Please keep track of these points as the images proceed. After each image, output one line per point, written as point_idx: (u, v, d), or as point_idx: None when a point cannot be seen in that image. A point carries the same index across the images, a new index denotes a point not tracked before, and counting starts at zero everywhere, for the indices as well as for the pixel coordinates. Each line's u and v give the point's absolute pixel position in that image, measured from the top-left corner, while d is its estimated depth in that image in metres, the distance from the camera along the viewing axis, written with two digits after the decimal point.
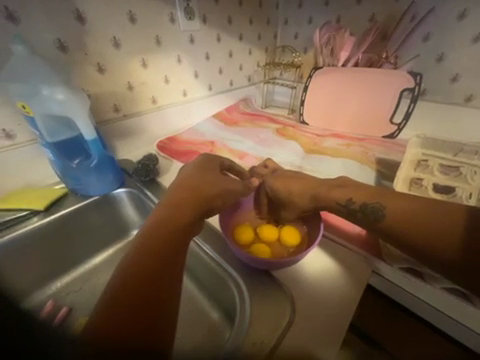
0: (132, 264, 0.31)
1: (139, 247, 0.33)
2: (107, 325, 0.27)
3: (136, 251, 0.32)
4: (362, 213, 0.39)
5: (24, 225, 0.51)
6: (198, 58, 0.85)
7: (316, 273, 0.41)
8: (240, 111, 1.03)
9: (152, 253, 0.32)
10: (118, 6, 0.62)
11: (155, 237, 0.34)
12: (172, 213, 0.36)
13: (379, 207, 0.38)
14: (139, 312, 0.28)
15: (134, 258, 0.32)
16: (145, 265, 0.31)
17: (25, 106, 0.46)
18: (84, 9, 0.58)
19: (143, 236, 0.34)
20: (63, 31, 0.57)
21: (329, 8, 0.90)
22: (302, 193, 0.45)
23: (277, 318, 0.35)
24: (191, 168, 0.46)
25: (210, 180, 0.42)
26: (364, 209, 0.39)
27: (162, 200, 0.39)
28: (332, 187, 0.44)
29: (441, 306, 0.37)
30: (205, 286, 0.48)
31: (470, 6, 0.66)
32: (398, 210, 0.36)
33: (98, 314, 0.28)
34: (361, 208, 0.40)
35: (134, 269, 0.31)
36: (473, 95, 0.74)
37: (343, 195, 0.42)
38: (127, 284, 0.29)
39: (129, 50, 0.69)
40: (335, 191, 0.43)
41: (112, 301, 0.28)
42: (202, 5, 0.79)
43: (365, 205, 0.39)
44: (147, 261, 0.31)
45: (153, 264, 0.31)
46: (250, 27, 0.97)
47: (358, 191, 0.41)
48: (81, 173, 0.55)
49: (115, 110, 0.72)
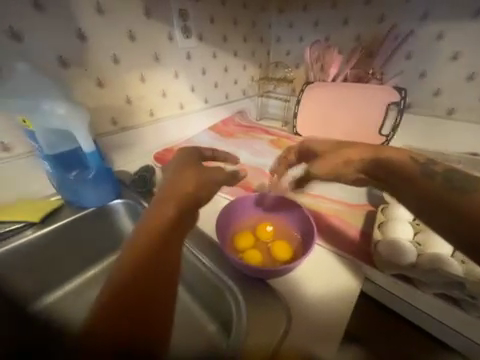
0: (136, 265, 0.31)
1: (146, 248, 0.32)
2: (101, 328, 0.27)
3: (144, 256, 0.32)
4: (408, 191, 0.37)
5: (14, 239, 0.50)
6: (194, 73, 0.89)
7: (311, 282, 0.41)
8: (236, 123, 1.06)
9: (163, 257, 0.33)
10: (118, 26, 0.66)
11: (164, 240, 0.34)
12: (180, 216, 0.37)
13: (421, 189, 0.37)
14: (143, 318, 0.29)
15: (139, 260, 0.32)
16: (154, 271, 0.31)
17: (25, 120, 0.48)
18: (85, 28, 0.61)
19: (146, 238, 0.33)
20: (65, 49, 0.59)
21: (318, 28, 0.96)
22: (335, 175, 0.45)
23: (274, 326, 0.35)
24: (174, 170, 0.46)
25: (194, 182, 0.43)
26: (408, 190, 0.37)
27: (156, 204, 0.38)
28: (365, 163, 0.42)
29: (434, 312, 0.38)
30: (201, 298, 0.48)
31: (446, 28, 0.72)
32: (450, 184, 0.36)
33: (89, 316, 0.28)
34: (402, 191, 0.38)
35: (141, 273, 0.31)
36: (455, 109, 0.78)
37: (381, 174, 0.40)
38: (134, 290, 0.30)
39: (129, 66, 0.71)
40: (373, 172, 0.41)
41: (113, 306, 0.28)
42: (199, 24, 0.83)
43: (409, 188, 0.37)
44: (161, 265, 0.32)
45: (160, 270, 0.32)
46: (244, 44, 1.02)
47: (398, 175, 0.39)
48: (78, 184, 0.55)
49: (113, 123, 0.74)
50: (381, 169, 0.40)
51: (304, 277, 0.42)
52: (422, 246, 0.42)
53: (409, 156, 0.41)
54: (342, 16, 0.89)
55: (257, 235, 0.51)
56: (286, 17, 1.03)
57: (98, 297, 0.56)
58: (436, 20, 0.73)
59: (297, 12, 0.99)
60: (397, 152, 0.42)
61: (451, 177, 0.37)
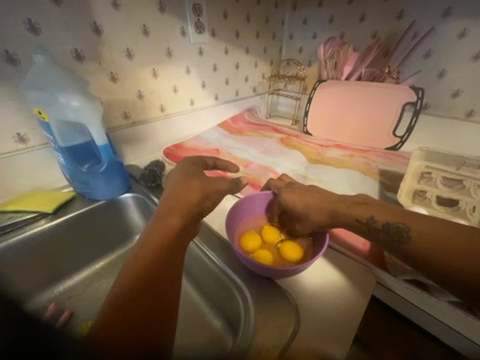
0: (147, 269, 0.32)
1: (156, 254, 0.33)
2: (113, 329, 0.27)
3: (155, 260, 0.33)
4: (384, 232, 0.36)
5: (23, 231, 0.51)
6: (206, 69, 0.88)
7: (320, 284, 0.41)
8: (245, 120, 1.05)
9: (171, 262, 0.34)
10: (132, 20, 0.66)
11: (172, 248, 0.35)
12: (188, 224, 0.39)
13: (404, 227, 0.35)
14: (150, 321, 0.29)
15: (149, 264, 0.32)
16: (161, 276, 0.32)
17: (41, 112, 0.48)
18: (101, 22, 0.61)
19: (157, 243, 0.34)
20: (80, 43, 0.60)
21: (332, 25, 0.94)
22: (315, 212, 0.43)
23: (283, 327, 0.34)
24: (180, 177, 0.46)
25: (199, 185, 0.44)
26: (387, 229, 0.36)
27: (165, 210, 0.39)
28: (351, 201, 0.41)
29: (448, 321, 0.36)
30: (208, 294, 0.49)
31: (469, 26, 0.69)
32: (391, 240, 0.35)
33: (103, 320, 0.28)
34: (383, 228, 0.36)
35: (151, 276, 0.32)
36: (474, 110, 0.75)
37: (364, 213, 0.38)
38: (143, 293, 0.30)
39: (141, 61, 0.71)
40: (355, 208, 0.40)
41: (125, 304, 0.29)
42: (211, 19, 0.82)
43: (387, 225, 0.36)
44: (169, 272, 0.33)
45: (168, 275, 0.33)
46: (256, 40, 1.01)
47: (381, 210, 0.38)
48: (90, 177, 0.56)
49: (124, 117, 0.74)
50: (361, 205, 0.40)
51: (312, 279, 0.41)
52: None
53: (359, 209, 0.39)
54: (358, 13, 0.87)
55: (264, 234, 0.50)
56: (301, 13, 1.01)
57: (106, 288, 0.57)
58: (458, 17, 0.70)
59: (312, 9, 0.97)
60: (350, 206, 0.40)
61: (395, 226, 0.35)
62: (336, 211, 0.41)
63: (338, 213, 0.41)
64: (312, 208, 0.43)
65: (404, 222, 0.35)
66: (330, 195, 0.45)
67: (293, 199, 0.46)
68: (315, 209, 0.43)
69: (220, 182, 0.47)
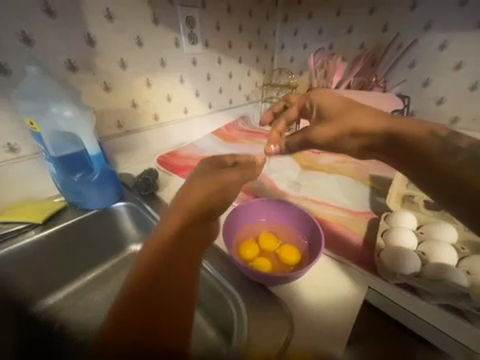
0: (149, 274, 0.32)
1: (158, 257, 0.34)
2: (116, 320, 0.30)
3: (155, 259, 0.34)
4: (441, 150, 0.36)
5: (11, 243, 0.50)
6: (199, 78, 0.90)
7: (313, 289, 0.41)
8: (239, 128, 1.07)
9: (171, 261, 0.34)
10: (127, 31, 0.67)
11: (173, 247, 0.35)
12: (191, 224, 0.38)
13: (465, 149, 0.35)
14: (152, 325, 0.30)
15: (149, 262, 0.33)
16: (162, 274, 0.33)
17: (33, 122, 0.48)
18: (95, 34, 0.62)
19: (158, 241, 0.35)
20: (74, 54, 0.60)
21: (322, 36, 0.97)
22: (361, 126, 0.43)
23: (277, 333, 0.34)
24: (194, 175, 0.47)
25: (208, 182, 0.43)
26: (448, 146, 0.36)
27: (172, 210, 0.40)
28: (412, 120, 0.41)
29: (437, 323, 0.37)
30: (201, 303, 0.48)
31: (449, 38, 0.73)
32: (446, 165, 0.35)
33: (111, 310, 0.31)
34: (442, 146, 0.37)
35: (150, 275, 0.32)
36: (458, 117, 0.79)
37: (431, 129, 0.38)
38: (143, 289, 0.31)
39: (135, 71, 0.72)
40: (413, 125, 0.40)
41: (126, 299, 0.31)
42: (205, 31, 0.85)
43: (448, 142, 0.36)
44: (169, 272, 0.33)
45: (169, 275, 0.33)
46: (249, 50, 1.04)
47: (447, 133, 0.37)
48: (82, 186, 0.55)
49: (118, 126, 0.75)
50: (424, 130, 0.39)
51: (306, 286, 0.41)
52: (426, 256, 0.42)
53: (424, 126, 0.39)
54: (346, 25, 0.90)
55: (262, 241, 0.50)
56: (291, 25, 1.05)
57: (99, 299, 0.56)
58: (439, 30, 0.73)
59: (302, 21, 1.01)
60: (411, 125, 0.40)
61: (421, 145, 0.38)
62: (393, 129, 0.41)
63: (396, 131, 0.40)
64: (359, 121, 0.44)
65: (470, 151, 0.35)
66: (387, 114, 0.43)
67: (326, 105, 0.49)
68: (367, 127, 0.43)
69: (229, 177, 0.45)
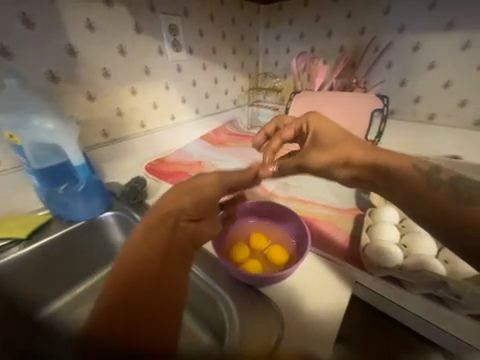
0: (134, 278, 0.32)
1: (141, 259, 0.34)
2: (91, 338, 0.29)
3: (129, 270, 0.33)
4: (423, 182, 0.41)
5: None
6: (185, 85, 0.91)
7: (302, 287, 0.42)
8: (227, 132, 1.08)
9: (144, 271, 0.33)
10: (109, 40, 0.67)
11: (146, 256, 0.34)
12: (167, 230, 0.37)
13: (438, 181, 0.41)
14: (134, 325, 0.29)
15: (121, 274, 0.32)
16: (134, 286, 0.32)
17: (13, 135, 0.48)
18: (76, 44, 0.62)
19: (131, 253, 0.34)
20: (55, 65, 0.60)
21: (303, 40, 1.00)
22: (356, 155, 0.46)
23: (268, 332, 0.35)
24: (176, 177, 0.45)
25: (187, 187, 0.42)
26: (431, 180, 0.41)
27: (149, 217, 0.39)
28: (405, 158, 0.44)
29: (422, 313, 0.39)
30: (194, 309, 0.48)
31: (422, 40, 0.77)
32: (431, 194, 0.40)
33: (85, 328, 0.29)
34: (430, 181, 0.41)
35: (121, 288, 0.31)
36: (435, 114, 0.82)
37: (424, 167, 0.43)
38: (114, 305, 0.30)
39: (119, 80, 0.72)
40: (402, 161, 0.43)
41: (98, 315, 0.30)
42: (188, 38, 0.86)
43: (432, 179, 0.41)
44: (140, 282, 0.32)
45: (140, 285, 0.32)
46: (233, 56, 1.05)
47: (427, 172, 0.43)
48: (67, 198, 0.54)
49: (104, 135, 0.74)
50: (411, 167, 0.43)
51: (297, 285, 0.42)
52: (408, 248, 0.44)
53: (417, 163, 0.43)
54: (325, 30, 0.94)
55: (252, 242, 0.50)
56: (274, 30, 1.07)
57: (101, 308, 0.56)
58: (412, 33, 0.77)
59: (284, 26, 1.04)
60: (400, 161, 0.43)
61: (409, 176, 0.42)
62: (387, 165, 0.43)
63: (378, 164, 0.43)
64: (357, 156, 0.45)
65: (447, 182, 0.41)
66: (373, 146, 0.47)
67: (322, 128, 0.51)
68: (362, 156, 0.45)
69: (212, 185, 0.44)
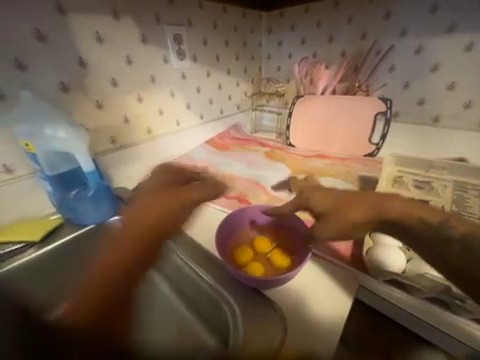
0: None
1: None
2: None
3: None
4: (435, 233, 0.36)
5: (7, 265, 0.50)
6: (189, 91, 0.93)
7: (305, 291, 0.42)
8: (231, 137, 1.09)
9: None
10: (117, 51, 0.70)
11: None
12: None
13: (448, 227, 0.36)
14: None
15: None
16: None
17: (28, 144, 0.50)
18: (86, 56, 0.65)
19: None
20: (66, 76, 0.63)
21: (305, 45, 1.02)
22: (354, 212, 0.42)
23: (271, 336, 0.35)
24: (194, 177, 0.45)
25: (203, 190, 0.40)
26: (442, 231, 0.36)
27: None
28: (409, 207, 0.39)
29: (427, 318, 0.38)
30: (200, 311, 0.50)
31: (424, 43, 0.77)
32: (441, 240, 0.36)
33: None
34: (439, 232, 0.36)
35: None
36: (440, 116, 0.82)
37: (434, 218, 0.37)
38: None
39: (126, 88, 0.75)
40: (398, 209, 0.39)
41: None
42: (192, 46, 0.88)
43: (442, 227, 0.36)
44: None
45: None
46: (236, 62, 1.07)
47: (433, 215, 0.38)
48: (78, 203, 0.57)
49: (111, 142, 0.77)
50: (417, 220, 0.38)
51: (302, 288, 0.42)
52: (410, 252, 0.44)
53: (421, 211, 0.39)
54: (326, 35, 0.95)
55: (256, 244, 0.51)
56: (276, 36, 1.09)
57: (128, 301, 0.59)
58: (414, 36, 0.78)
59: (286, 32, 1.05)
60: (405, 211, 0.39)
61: (418, 233, 0.37)
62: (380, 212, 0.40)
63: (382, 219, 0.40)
64: (352, 215, 0.42)
65: (453, 224, 0.37)
66: (379, 196, 0.42)
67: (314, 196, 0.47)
68: (360, 213, 0.41)
69: None
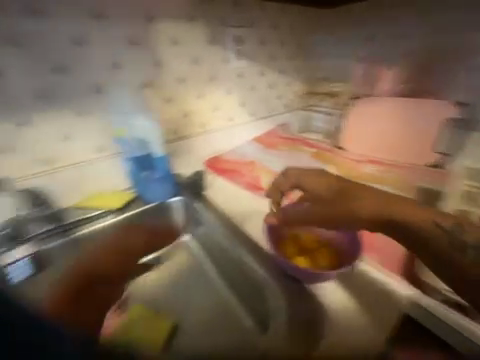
0: None
1: None
2: None
3: None
4: (444, 235, 0.45)
5: (84, 227, 0.63)
6: (244, 90, 0.98)
7: (342, 298, 0.49)
8: (279, 136, 1.09)
9: None
10: (187, 54, 0.80)
11: None
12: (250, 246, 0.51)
13: (454, 231, 0.45)
14: None
15: None
16: None
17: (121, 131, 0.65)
18: (163, 58, 0.76)
19: None
20: (147, 75, 0.75)
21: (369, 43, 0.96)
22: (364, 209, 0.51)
23: (313, 330, 0.44)
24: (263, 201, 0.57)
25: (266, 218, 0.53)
26: (451, 234, 0.45)
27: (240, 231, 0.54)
28: (412, 204, 0.49)
29: None
30: (242, 294, 0.59)
31: None
32: (450, 242, 0.44)
33: None
34: (449, 236, 0.45)
35: None
36: None
37: (441, 221, 0.46)
38: None
39: (190, 86, 0.84)
40: (404, 208, 0.49)
41: None
42: (252, 48, 0.93)
43: (450, 231, 0.45)
44: None
45: None
46: (291, 62, 1.08)
47: (438, 216, 0.47)
48: (148, 182, 0.68)
49: (173, 133, 0.87)
50: (429, 223, 0.46)
51: None
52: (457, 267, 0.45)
53: (429, 214, 0.47)
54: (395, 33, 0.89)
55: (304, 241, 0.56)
56: None
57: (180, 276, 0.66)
58: None
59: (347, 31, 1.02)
60: (415, 210, 0.48)
61: (430, 235, 0.45)
62: (393, 210, 0.49)
63: (390, 218, 0.49)
64: (367, 211, 0.51)
65: (457, 228, 0.46)
66: (386, 196, 0.52)
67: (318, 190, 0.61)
68: (369, 210, 0.51)
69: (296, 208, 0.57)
